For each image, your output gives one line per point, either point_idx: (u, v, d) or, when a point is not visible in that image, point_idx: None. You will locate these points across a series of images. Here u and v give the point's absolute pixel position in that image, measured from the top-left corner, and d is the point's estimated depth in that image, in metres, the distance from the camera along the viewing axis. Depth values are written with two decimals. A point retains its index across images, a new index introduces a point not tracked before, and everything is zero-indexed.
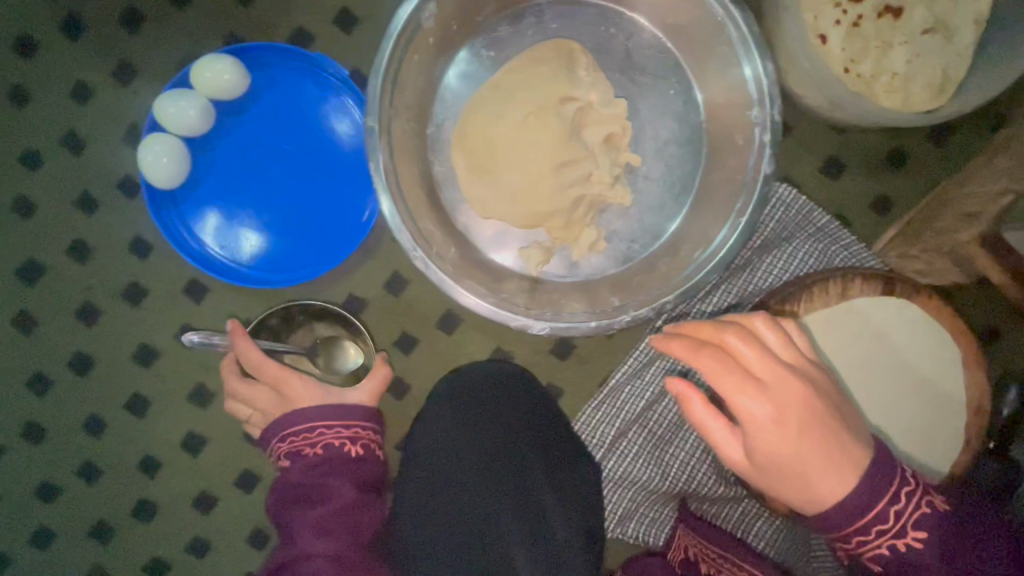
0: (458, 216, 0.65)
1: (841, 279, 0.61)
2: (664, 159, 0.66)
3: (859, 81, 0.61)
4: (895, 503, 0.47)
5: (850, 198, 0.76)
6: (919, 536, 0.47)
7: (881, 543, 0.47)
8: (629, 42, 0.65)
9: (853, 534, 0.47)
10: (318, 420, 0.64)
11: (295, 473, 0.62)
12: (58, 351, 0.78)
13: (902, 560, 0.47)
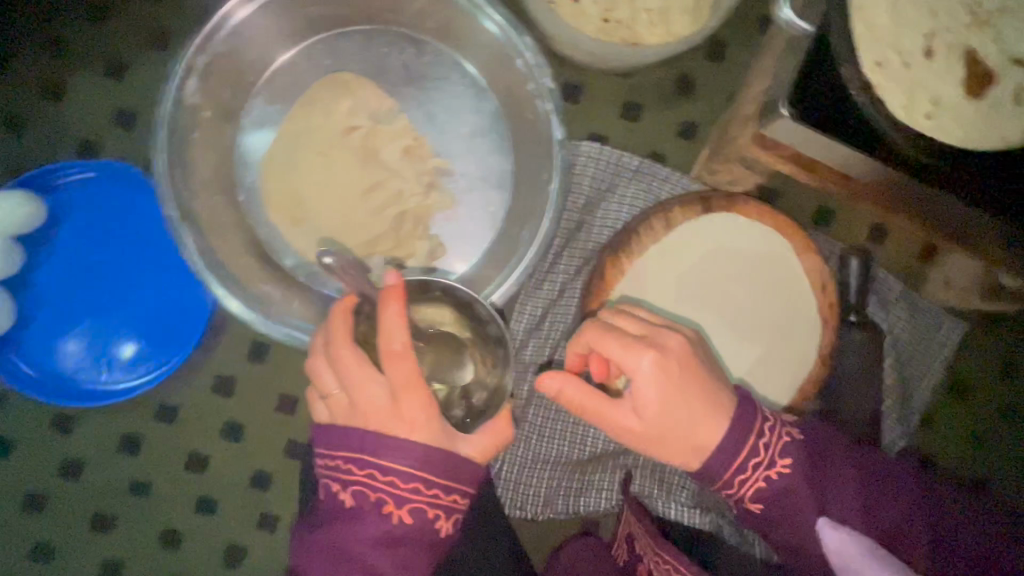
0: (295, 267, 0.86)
1: (662, 215, 0.84)
2: (474, 152, 0.89)
3: (619, 25, 0.85)
4: (762, 438, 0.66)
5: (662, 129, 0.91)
6: (785, 463, 0.66)
7: (757, 475, 0.66)
8: (403, 56, 0.87)
9: (734, 474, 0.66)
10: (399, 459, 0.60)
11: (370, 502, 0.61)
12: (16, 480, 0.86)
13: (775, 486, 0.66)
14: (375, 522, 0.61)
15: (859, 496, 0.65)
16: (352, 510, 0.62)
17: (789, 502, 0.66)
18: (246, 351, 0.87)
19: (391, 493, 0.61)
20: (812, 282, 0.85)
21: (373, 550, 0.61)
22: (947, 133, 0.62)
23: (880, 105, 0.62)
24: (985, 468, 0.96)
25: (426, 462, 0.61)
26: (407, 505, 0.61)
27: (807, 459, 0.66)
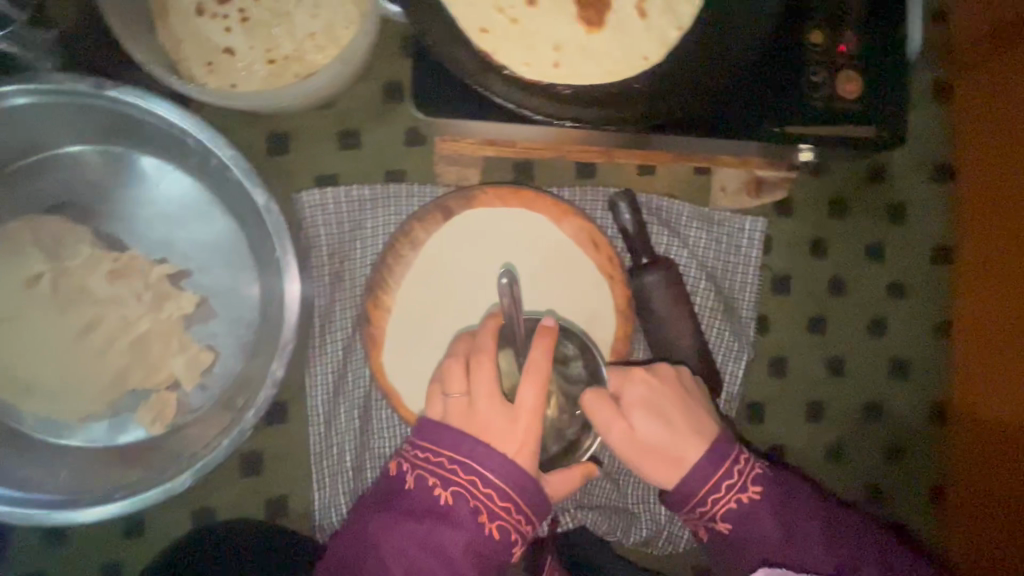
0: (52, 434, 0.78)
1: (404, 240, 0.78)
2: (201, 247, 0.83)
3: (287, 62, 0.79)
4: (728, 477, 0.66)
5: (388, 144, 0.86)
6: (756, 490, 0.66)
7: (729, 497, 0.66)
8: (82, 177, 0.80)
9: (705, 495, 0.66)
10: (502, 478, 0.61)
11: (467, 507, 0.61)
12: None
13: (738, 509, 0.65)
14: (459, 531, 0.61)
15: (815, 531, 0.65)
16: (442, 511, 0.61)
17: (755, 525, 0.65)
18: (42, 539, 0.80)
19: (487, 502, 0.61)
20: (583, 244, 0.81)
21: (461, 555, 0.61)
22: (586, 76, 0.58)
23: (507, 73, 0.56)
24: (836, 348, 0.95)
25: (523, 487, 0.62)
26: (497, 520, 0.61)
27: (773, 499, 0.66)
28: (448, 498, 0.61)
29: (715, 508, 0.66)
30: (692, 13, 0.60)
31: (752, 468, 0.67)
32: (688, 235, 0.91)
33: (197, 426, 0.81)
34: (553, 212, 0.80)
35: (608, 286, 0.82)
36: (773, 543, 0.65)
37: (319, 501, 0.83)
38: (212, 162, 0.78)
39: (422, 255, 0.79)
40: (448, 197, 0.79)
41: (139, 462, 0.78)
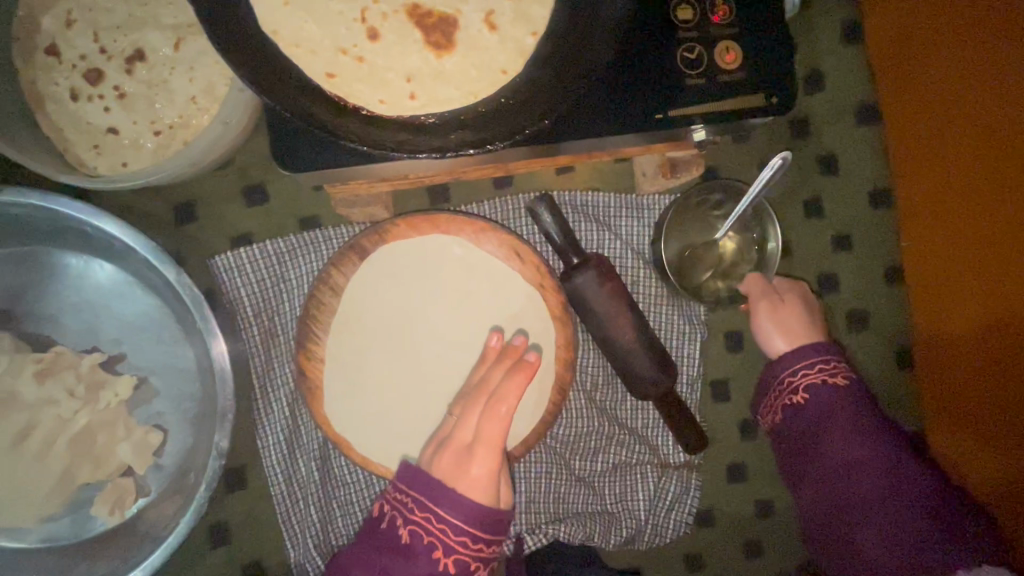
0: (13, 539, 0.78)
1: (325, 286, 0.77)
2: (131, 327, 0.82)
3: (172, 127, 0.77)
4: (839, 359, 0.79)
5: (296, 191, 0.84)
6: (840, 379, 0.78)
7: (811, 376, 0.78)
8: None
9: (797, 369, 0.79)
10: (457, 516, 0.69)
11: (422, 544, 0.69)
12: None
13: (821, 390, 0.77)
14: (419, 565, 0.69)
15: (865, 427, 0.76)
16: (403, 548, 0.69)
17: (823, 409, 0.76)
18: None
19: (442, 540, 0.69)
20: (506, 258, 0.80)
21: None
22: (444, 103, 0.56)
23: (362, 114, 0.55)
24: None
25: (477, 522, 0.70)
26: (452, 555, 0.69)
27: (852, 399, 0.77)
28: (406, 534, 0.70)
29: (795, 384, 0.79)
30: (545, 14, 0.57)
31: (836, 367, 0.78)
32: (619, 227, 0.89)
33: (156, 506, 0.81)
34: (469, 232, 0.79)
35: (539, 295, 0.81)
36: (828, 430, 0.76)
37: (295, 559, 0.83)
38: (118, 245, 0.77)
39: (346, 296, 0.78)
40: (360, 237, 0.78)
41: (104, 552, 0.79)
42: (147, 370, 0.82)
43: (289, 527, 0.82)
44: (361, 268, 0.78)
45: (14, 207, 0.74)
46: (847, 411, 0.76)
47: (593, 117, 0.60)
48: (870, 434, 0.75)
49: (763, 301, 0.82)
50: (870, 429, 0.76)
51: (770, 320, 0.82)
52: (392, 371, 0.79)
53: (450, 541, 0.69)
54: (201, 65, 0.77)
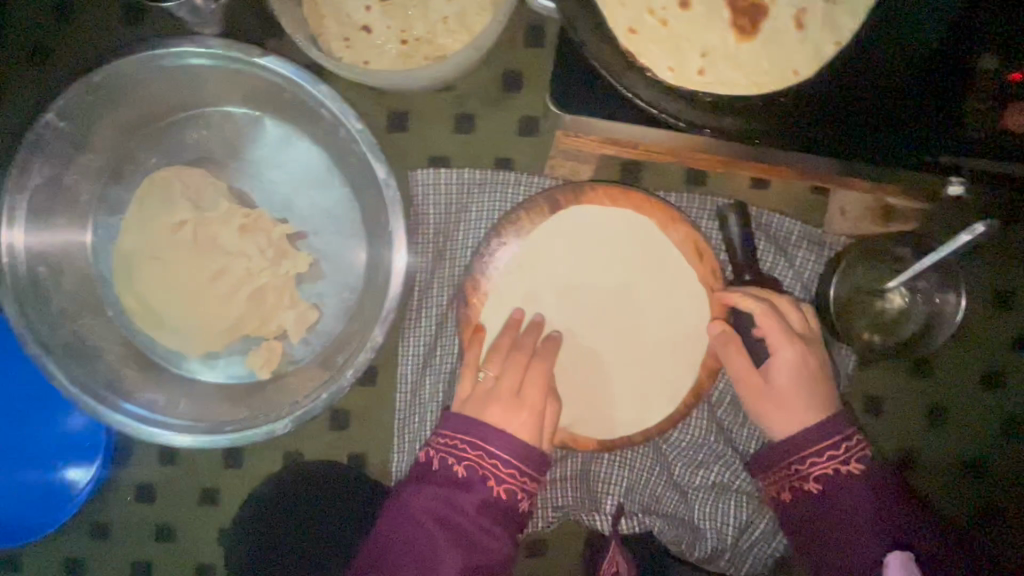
0: (176, 365, 0.86)
1: (511, 227, 0.80)
2: (320, 211, 0.88)
3: (419, 40, 0.81)
4: (846, 439, 0.72)
5: (500, 131, 0.87)
6: (857, 465, 0.71)
7: (828, 464, 0.72)
8: (222, 133, 0.87)
9: (809, 454, 0.72)
10: (514, 457, 0.72)
11: (477, 476, 0.71)
12: None
13: (836, 478, 0.71)
14: (477, 493, 0.70)
15: (887, 515, 0.69)
16: (462, 484, 0.71)
17: (838, 498, 0.70)
18: (156, 457, 0.89)
19: (494, 473, 0.71)
20: (686, 253, 0.80)
21: (476, 512, 0.70)
22: (728, 86, 0.56)
23: (648, 76, 0.56)
24: (940, 396, 0.89)
25: (526, 456, 0.72)
26: (503, 485, 0.71)
27: (872, 484, 0.70)
28: (459, 469, 0.71)
29: (809, 470, 0.72)
30: (852, 28, 0.56)
31: (847, 449, 0.72)
32: (797, 257, 0.87)
33: (296, 376, 0.87)
34: (660, 217, 0.80)
35: (707, 299, 0.80)
36: (850, 518, 0.69)
37: (397, 465, 0.87)
38: (341, 135, 0.83)
39: (527, 241, 0.80)
40: (556, 191, 0.80)
41: (243, 401, 0.86)
42: (326, 257, 0.88)
43: (402, 435, 0.87)
44: (551, 218, 0.80)
45: (266, 75, 0.80)
46: (867, 498, 0.70)
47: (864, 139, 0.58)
48: (893, 521, 0.69)
49: (748, 386, 0.77)
50: (894, 516, 0.69)
51: (766, 404, 0.77)
52: (551, 314, 0.81)
53: (503, 476, 0.71)
54: None
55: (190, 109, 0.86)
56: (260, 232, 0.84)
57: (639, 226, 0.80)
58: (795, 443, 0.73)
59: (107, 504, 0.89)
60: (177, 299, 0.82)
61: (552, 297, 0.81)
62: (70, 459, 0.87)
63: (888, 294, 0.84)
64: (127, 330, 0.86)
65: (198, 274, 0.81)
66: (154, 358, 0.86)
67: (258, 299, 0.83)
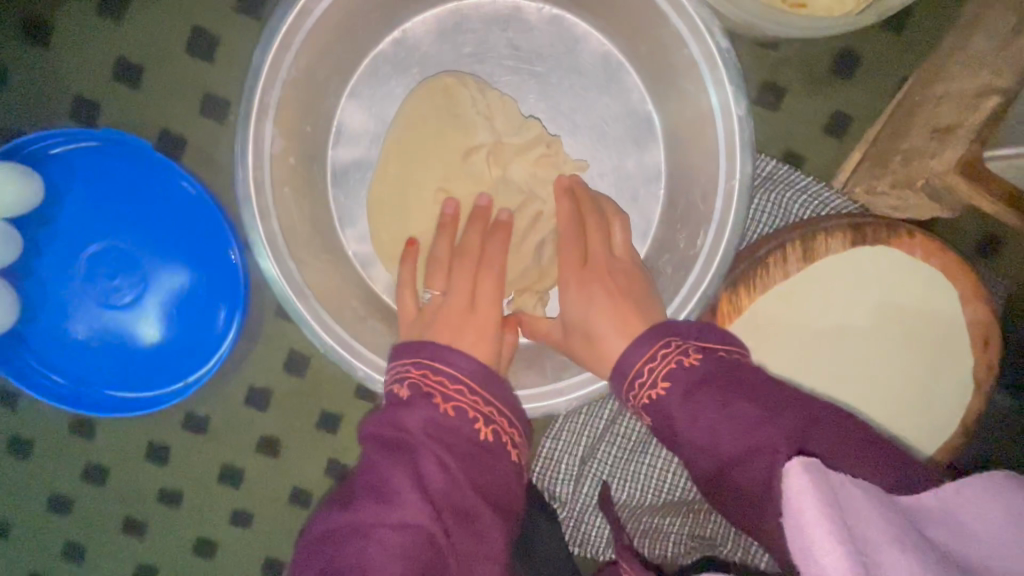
0: (368, 269, 0.72)
1: (805, 243, 0.65)
2: (596, 143, 0.71)
3: None
4: (650, 361, 0.51)
5: (805, 120, 0.71)
6: (666, 384, 0.49)
7: (643, 394, 0.51)
8: (494, 12, 0.70)
9: (633, 377, 0.51)
10: (471, 372, 0.52)
11: (420, 393, 0.50)
12: (54, 473, 0.77)
13: (659, 408, 0.50)
14: (417, 419, 0.49)
15: (740, 416, 0.46)
16: (399, 408, 0.50)
17: (664, 426, 0.50)
18: (282, 362, 0.76)
19: (442, 391, 0.50)
20: (971, 337, 0.68)
21: (429, 441, 0.48)
22: None
23: None
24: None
25: (494, 382, 0.52)
26: (490, 428, 0.51)
27: (692, 379, 0.48)
28: (404, 390, 0.51)
29: (639, 400, 0.51)
30: None
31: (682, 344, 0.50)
32: None
33: None
34: (969, 290, 0.67)
35: (972, 393, 0.69)
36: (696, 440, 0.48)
37: (547, 450, 0.81)
38: (660, 56, 0.65)
39: (811, 267, 0.66)
40: (865, 221, 0.66)
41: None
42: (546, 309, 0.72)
43: (564, 420, 0.81)
44: (855, 247, 0.66)
45: None
46: (716, 385, 0.47)
47: None
48: (725, 417, 0.46)
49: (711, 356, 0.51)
50: (716, 396, 0.47)
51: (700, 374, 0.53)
52: (805, 356, 0.68)
53: (451, 393, 0.50)
54: None
55: None
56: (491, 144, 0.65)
57: (945, 292, 0.67)
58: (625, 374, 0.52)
59: (212, 394, 0.77)
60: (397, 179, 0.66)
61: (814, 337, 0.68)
62: (187, 338, 0.74)
63: None
64: (324, 180, 0.70)
65: (416, 177, 0.65)
66: (334, 226, 0.71)
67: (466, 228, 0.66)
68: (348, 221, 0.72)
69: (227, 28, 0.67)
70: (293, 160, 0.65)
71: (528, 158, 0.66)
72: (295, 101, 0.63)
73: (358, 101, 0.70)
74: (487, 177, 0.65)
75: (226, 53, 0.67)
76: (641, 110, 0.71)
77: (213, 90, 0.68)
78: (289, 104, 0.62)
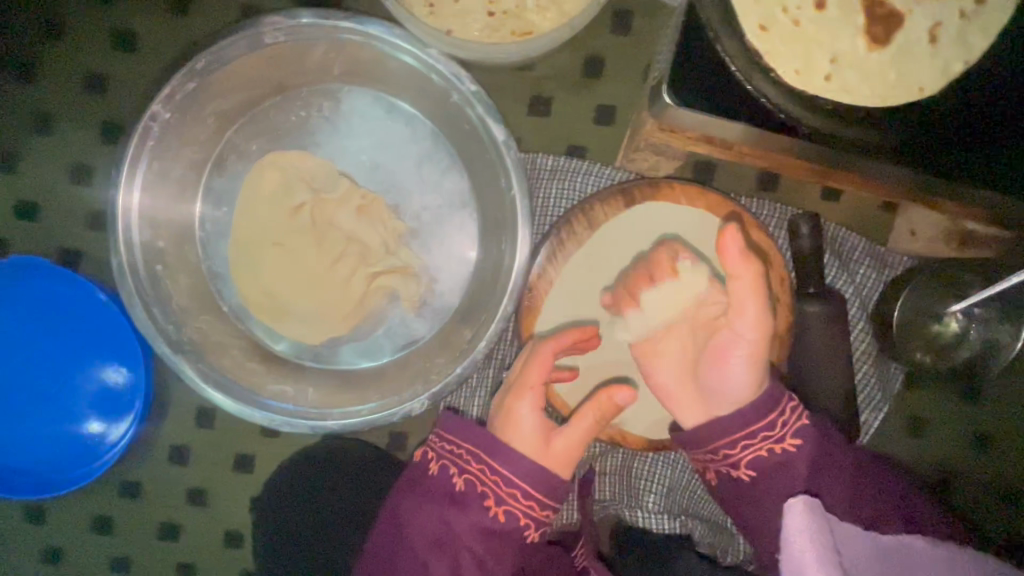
0: (250, 323, 0.86)
1: (584, 215, 0.78)
2: (418, 182, 0.85)
3: (504, 15, 0.78)
4: (781, 416, 0.69)
5: (577, 116, 0.85)
6: (794, 442, 0.68)
7: (761, 445, 0.69)
8: (308, 97, 0.84)
9: (759, 428, 0.69)
10: (523, 479, 0.70)
11: (476, 492, 0.70)
12: (16, 564, 0.87)
13: (774, 459, 0.68)
14: (468, 514, 0.70)
15: (851, 484, 0.68)
16: (455, 495, 0.71)
17: (784, 474, 0.68)
18: (193, 419, 0.88)
19: (494, 490, 0.70)
20: (756, 257, 0.79)
21: (468, 534, 0.70)
22: (853, 93, 0.54)
23: (773, 77, 0.54)
24: (949, 462, 0.90)
25: (549, 490, 0.71)
26: (520, 504, 0.70)
27: (815, 442, 0.69)
28: (461, 483, 0.71)
29: (750, 454, 0.69)
30: (984, 47, 0.54)
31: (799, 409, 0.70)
32: (857, 272, 0.87)
33: (345, 355, 0.86)
34: (737, 221, 0.78)
35: (773, 308, 0.80)
36: (802, 485, 0.67)
37: None
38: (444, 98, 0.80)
39: (599, 233, 0.79)
40: (631, 184, 0.79)
41: (372, 385, 0.84)
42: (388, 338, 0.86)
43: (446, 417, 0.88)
44: (628, 212, 0.78)
45: (367, 44, 0.77)
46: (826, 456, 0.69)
47: (922, 145, 0.57)
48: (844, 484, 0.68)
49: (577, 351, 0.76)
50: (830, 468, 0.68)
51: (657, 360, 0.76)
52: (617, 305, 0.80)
53: (504, 497, 0.70)
54: None
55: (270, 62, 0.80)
56: (311, 198, 0.79)
57: (728, 229, 0.79)
58: (745, 421, 0.69)
59: (140, 461, 0.88)
60: (245, 242, 0.80)
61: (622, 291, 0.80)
62: (111, 413, 0.86)
63: (947, 318, 0.83)
64: (196, 256, 0.85)
65: (257, 238, 0.79)
66: (212, 292, 0.86)
67: (307, 267, 0.79)
68: (223, 284, 0.86)
69: (98, 156, 0.83)
70: (162, 243, 0.81)
71: (346, 201, 0.80)
72: (154, 198, 0.79)
73: (213, 194, 0.85)
74: (313, 225, 0.79)
75: (100, 175, 0.83)
76: (441, 143, 0.85)
77: (98, 206, 0.84)
78: (148, 202, 0.79)
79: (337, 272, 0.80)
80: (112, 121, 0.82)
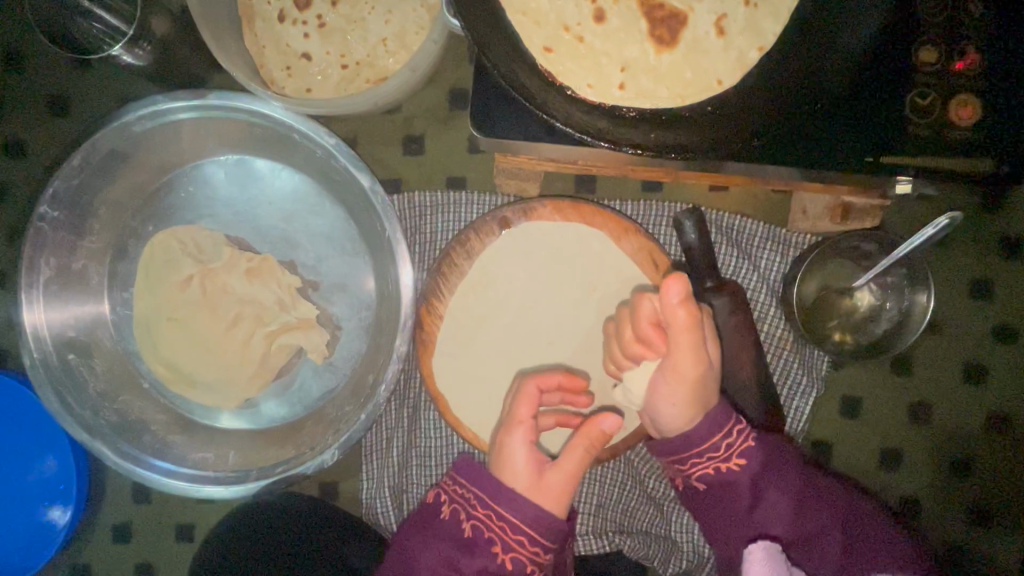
0: (162, 397, 0.87)
1: (463, 245, 0.79)
2: (308, 235, 0.87)
3: (356, 65, 0.80)
4: (728, 437, 0.69)
5: (451, 147, 0.86)
6: (740, 460, 0.69)
7: (710, 464, 0.69)
8: (190, 172, 0.86)
9: (709, 448, 0.69)
10: (530, 525, 0.68)
11: (484, 538, 0.69)
12: None
13: (724, 475, 0.69)
14: (477, 560, 0.68)
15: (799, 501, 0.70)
16: (464, 541, 0.69)
17: (730, 491, 0.69)
18: (131, 495, 0.90)
19: (500, 536, 0.68)
20: (640, 260, 0.79)
21: None
22: (652, 97, 0.55)
23: (569, 93, 0.55)
24: (894, 437, 0.86)
25: (550, 531, 0.68)
26: (513, 553, 0.67)
27: (760, 459, 0.69)
28: (467, 531, 0.70)
29: (707, 467, 0.70)
30: (777, 30, 0.55)
31: (746, 429, 0.70)
32: (761, 258, 0.85)
33: (260, 415, 0.87)
34: (613, 228, 0.78)
35: None
36: (744, 501, 0.69)
37: (366, 491, 0.88)
38: (314, 152, 0.83)
39: (481, 261, 0.79)
40: (503, 208, 0.79)
41: (289, 440, 0.86)
42: (299, 395, 0.87)
43: (369, 464, 0.88)
44: (505, 235, 0.79)
45: (234, 113, 0.81)
46: (771, 471, 0.69)
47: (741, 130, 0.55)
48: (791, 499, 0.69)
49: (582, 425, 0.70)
50: (776, 485, 0.69)
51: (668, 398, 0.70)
52: (510, 328, 0.80)
53: (509, 544, 0.68)
54: (399, 7, 0.80)
55: (149, 145, 0.84)
56: (197, 269, 0.83)
57: (608, 235, 0.78)
58: (694, 438, 0.69)
59: (85, 542, 0.90)
60: (143, 321, 0.83)
61: (516, 311, 0.80)
62: (35, 510, 0.87)
63: (858, 292, 0.82)
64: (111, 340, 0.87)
65: (156, 316, 0.83)
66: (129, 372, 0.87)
67: (208, 335, 0.82)
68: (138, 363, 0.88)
69: (4, 260, 0.87)
70: (73, 333, 0.84)
71: (234, 266, 0.83)
72: (53, 291, 0.82)
73: (113, 281, 0.86)
74: (206, 295, 0.83)
75: (10, 277, 0.87)
76: (325, 195, 0.87)
77: (11, 306, 0.87)
78: (52, 297, 0.82)
79: (235, 336, 0.83)
80: (12, 226, 0.86)
